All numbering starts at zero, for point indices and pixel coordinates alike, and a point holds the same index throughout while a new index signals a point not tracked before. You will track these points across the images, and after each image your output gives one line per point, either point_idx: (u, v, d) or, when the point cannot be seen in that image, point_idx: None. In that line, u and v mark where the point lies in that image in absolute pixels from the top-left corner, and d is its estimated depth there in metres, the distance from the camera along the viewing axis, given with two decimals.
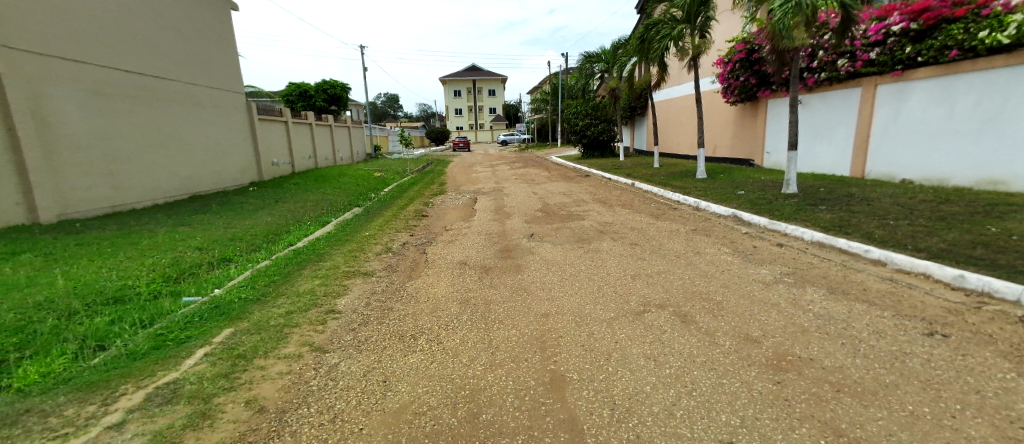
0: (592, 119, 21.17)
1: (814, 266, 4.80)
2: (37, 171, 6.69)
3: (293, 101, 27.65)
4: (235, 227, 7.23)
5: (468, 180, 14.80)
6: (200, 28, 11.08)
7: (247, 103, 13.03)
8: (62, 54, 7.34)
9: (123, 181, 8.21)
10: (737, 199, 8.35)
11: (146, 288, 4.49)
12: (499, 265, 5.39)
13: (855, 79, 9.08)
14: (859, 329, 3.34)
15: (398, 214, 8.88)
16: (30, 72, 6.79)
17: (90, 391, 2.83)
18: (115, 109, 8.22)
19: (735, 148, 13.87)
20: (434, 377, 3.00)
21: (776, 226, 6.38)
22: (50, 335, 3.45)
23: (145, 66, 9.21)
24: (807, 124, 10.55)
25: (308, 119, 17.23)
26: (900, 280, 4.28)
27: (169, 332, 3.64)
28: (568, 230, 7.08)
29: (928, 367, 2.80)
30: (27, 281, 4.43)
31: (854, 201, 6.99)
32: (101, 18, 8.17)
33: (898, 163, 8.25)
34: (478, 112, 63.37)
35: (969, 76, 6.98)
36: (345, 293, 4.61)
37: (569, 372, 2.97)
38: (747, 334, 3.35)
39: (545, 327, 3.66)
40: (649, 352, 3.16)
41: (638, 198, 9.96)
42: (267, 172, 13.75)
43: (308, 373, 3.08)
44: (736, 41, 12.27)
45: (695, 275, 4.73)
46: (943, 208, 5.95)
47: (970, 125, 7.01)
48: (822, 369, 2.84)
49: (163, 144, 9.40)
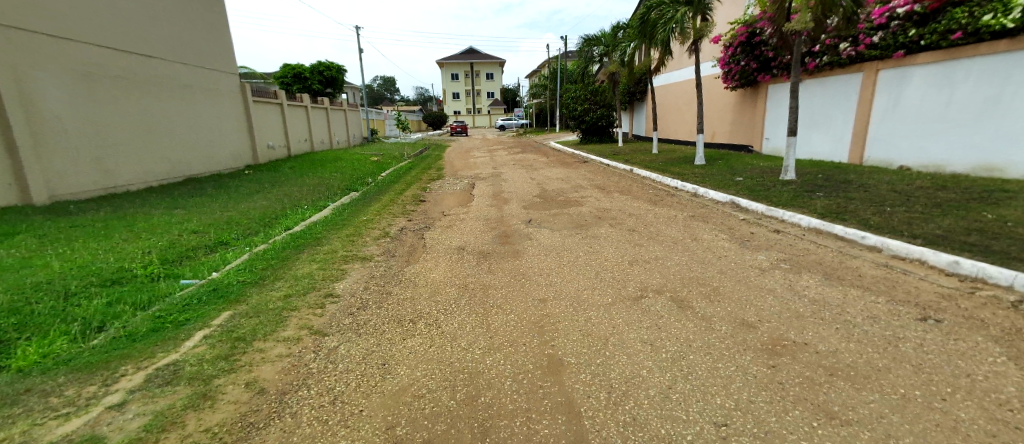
0: (591, 104, 21.00)
1: (810, 252, 4.83)
2: (27, 152, 6.61)
3: (288, 83, 27.38)
4: (231, 211, 7.18)
5: (465, 166, 14.73)
6: (190, 8, 10.87)
7: (241, 85, 12.85)
8: (49, 35, 7.21)
9: (113, 165, 8.15)
10: (735, 185, 8.35)
11: (143, 271, 4.48)
12: (497, 251, 5.39)
13: (856, 64, 9.01)
14: (853, 314, 3.38)
15: (395, 200, 8.84)
16: (19, 53, 6.69)
17: (91, 371, 2.85)
18: (103, 92, 8.11)
19: (734, 134, 13.82)
20: (433, 360, 3.02)
21: (773, 212, 6.40)
22: (49, 316, 3.46)
23: (135, 47, 9.06)
24: (806, 111, 10.51)
25: (304, 102, 17.02)
26: (896, 266, 4.31)
27: (168, 314, 3.65)
28: (566, 216, 7.07)
29: (920, 351, 2.84)
30: (22, 263, 4.41)
31: (852, 188, 7.00)
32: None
33: (895, 150, 8.26)
34: (476, 96, 62.78)
35: (970, 61, 6.95)
36: (344, 277, 4.62)
37: (565, 357, 2.99)
38: (743, 319, 3.38)
39: (543, 311, 3.69)
40: (646, 337, 3.19)
41: (636, 184, 9.94)
42: (262, 156, 13.66)
43: (307, 355, 3.10)
44: (737, 25, 12.12)
45: (692, 261, 4.75)
46: (941, 195, 5.97)
47: (969, 112, 7.00)
48: (816, 353, 2.87)
49: (153, 127, 9.29)
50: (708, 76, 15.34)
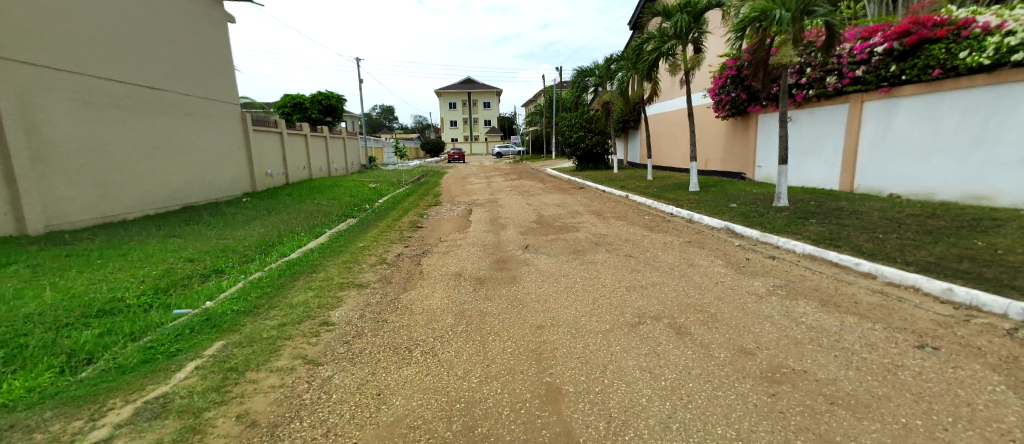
0: (586, 132, 21.35)
1: (806, 278, 4.86)
2: (26, 182, 6.62)
3: (287, 112, 27.82)
4: (228, 238, 7.17)
5: (463, 192, 14.80)
6: (194, 38, 11.08)
7: (242, 114, 13.01)
8: (56, 66, 7.34)
9: (113, 192, 8.18)
10: (730, 212, 8.42)
11: (136, 301, 4.42)
12: (494, 277, 5.39)
13: (842, 96, 9.25)
14: (851, 341, 3.38)
15: (392, 225, 8.88)
16: (26, 84, 6.81)
17: (77, 405, 2.78)
18: (107, 120, 8.21)
19: (727, 161, 14.03)
20: (430, 390, 2.98)
21: (768, 238, 6.46)
22: (37, 348, 3.39)
23: (140, 76, 9.20)
24: (796, 139, 10.72)
25: (303, 130, 17.23)
26: (891, 293, 4.33)
27: (159, 345, 3.59)
28: (563, 241, 7.10)
29: (920, 379, 2.83)
30: (14, 293, 4.36)
31: (844, 214, 7.08)
32: (97, 30, 8.18)
33: (886, 178, 8.40)
34: (473, 124, 63.81)
35: (952, 94, 7.16)
36: (339, 305, 4.57)
37: (564, 385, 2.96)
38: (742, 346, 3.37)
39: (541, 338, 3.67)
40: (644, 364, 3.17)
41: (632, 210, 10.01)
42: (260, 183, 13.71)
43: (301, 386, 3.05)
44: (726, 58, 12.47)
45: (690, 286, 4.76)
46: (931, 222, 6.05)
47: (955, 142, 7.17)
48: (816, 381, 2.86)
49: (155, 154, 9.38)
50: (699, 105, 15.70)
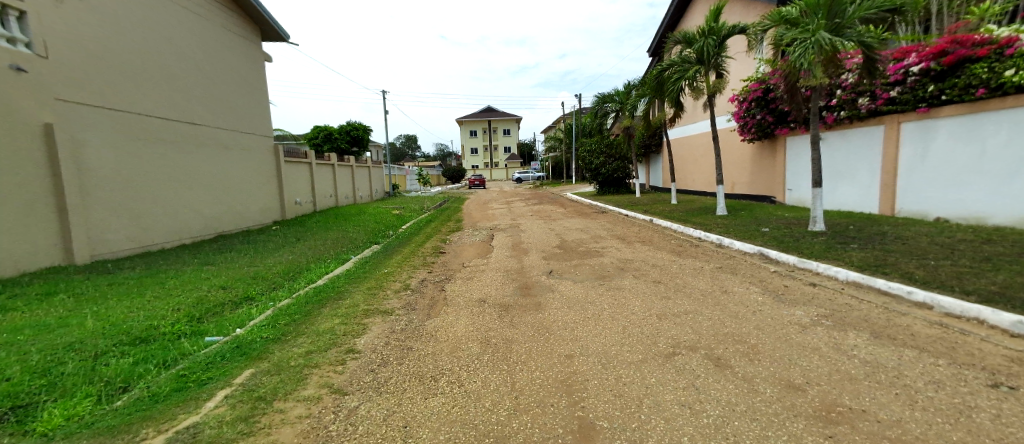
0: (607, 157, 21.28)
1: (854, 308, 4.59)
2: (75, 213, 6.86)
3: (318, 143, 28.82)
4: (258, 265, 7.28)
5: (484, 217, 14.76)
6: (233, 76, 11.60)
7: (275, 146, 13.45)
8: (71, 76, 7.08)
9: (149, 223, 8.37)
10: (763, 236, 8.14)
11: (170, 328, 4.45)
12: (519, 303, 5.27)
13: (876, 117, 9.00)
14: (913, 378, 3.13)
15: (415, 251, 8.90)
16: (52, 103, 6.76)
17: (111, 435, 2.75)
18: (148, 155, 8.52)
19: (756, 184, 13.71)
20: (457, 423, 2.86)
21: (806, 263, 6.21)
22: (76, 377, 3.42)
23: (172, 102, 9.32)
24: (829, 162, 10.41)
25: (331, 160, 17.69)
26: (952, 325, 4.03)
27: (191, 373, 3.58)
28: (588, 267, 6.95)
29: (999, 423, 2.57)
30: (58, 322, 4.46)
31: (888, 239, 6.76)
32: (119, 46, 8.05)
33: (929, 201, 8.02)
34: (494, 151, 64.68)
35: (995, 114, 6.89)
36: (365, 332, 4.52)
37: (598, 420, 2.81)
38: (790, 381, 3.16)
39: (570, 369, 3.53)
40: (684, 399, 2.99)
41: (659, 235, 9.80)
42: (290, 211, 14.00)
43: (328, 417, 2.97)
44: (751, 81, 12.32)
45: (725, 316, 4.54)
46: (986, 248, 5.71)
47: (1005, 163, 6.80)
48: (878, 422, 2.64)
49: (190, 187, 9.62)
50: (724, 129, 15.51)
